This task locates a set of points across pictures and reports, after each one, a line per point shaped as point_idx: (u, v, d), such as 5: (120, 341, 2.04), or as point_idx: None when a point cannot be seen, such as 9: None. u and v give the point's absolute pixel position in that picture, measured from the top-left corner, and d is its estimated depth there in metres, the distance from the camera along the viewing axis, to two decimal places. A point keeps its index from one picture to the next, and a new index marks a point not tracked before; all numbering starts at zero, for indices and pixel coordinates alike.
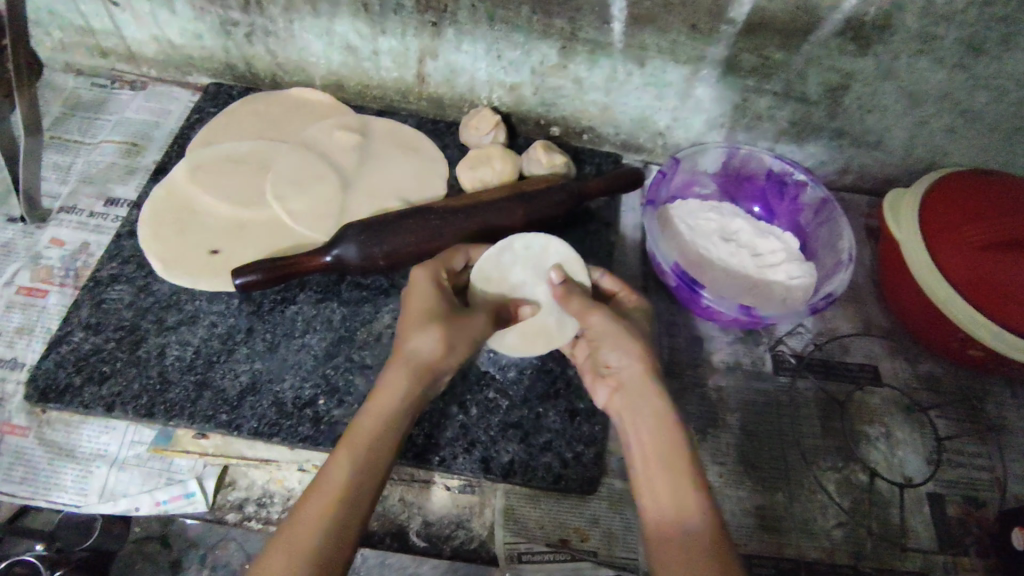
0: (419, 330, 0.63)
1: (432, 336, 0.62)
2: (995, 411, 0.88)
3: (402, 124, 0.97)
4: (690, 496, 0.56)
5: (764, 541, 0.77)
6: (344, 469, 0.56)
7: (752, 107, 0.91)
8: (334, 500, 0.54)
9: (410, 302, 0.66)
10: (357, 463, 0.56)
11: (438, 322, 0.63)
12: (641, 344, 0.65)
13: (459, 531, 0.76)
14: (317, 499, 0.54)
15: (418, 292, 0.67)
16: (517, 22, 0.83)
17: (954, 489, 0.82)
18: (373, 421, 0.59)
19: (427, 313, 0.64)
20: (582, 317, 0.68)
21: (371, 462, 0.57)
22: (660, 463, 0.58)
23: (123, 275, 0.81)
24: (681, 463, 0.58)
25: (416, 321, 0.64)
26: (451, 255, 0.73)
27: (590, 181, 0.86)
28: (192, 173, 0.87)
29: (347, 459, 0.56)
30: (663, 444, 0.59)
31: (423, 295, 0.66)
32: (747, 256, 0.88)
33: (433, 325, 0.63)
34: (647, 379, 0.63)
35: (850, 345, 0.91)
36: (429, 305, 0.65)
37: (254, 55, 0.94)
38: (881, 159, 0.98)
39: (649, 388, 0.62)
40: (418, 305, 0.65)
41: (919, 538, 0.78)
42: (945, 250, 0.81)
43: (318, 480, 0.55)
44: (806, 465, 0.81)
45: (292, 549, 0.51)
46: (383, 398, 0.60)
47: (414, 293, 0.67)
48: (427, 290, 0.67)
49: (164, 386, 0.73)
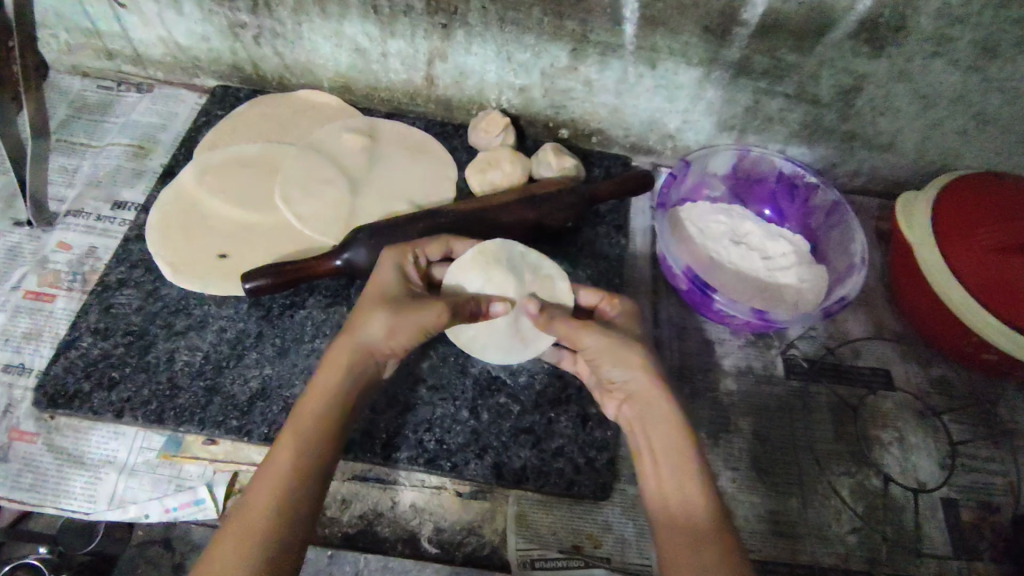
0: (366, 314, 0.62)
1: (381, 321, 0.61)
2: (1007, 414, 0.87)
3: (411, 127, 0.97)
4: (697, 494, 0.56)
5: (778, 547, 0.76)
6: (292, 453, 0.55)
7: (763, 110, 0.91)
8: (280, 481, 0.53)
9: (369, 288, 0.65)
10: (306, 440, 0.56)
11: (389, 309, 0.62)
12: (637, 352, 0.63)
13: (471, 537, 0.74)
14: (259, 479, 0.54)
15: (374, 282, 0.66)
16: (527, 24, 0.83)
17: (968, 494, 0.81)
18: (317, 406, 0.58)
19: (379, 298, 0.64)
20: (574, 338, 0.65)
21: (315, 444, 0.56)
22: (669, 466, 0.58)
23: (132, 279, 0.80)
24: (688, 461, 0.58)
25: (368, 306, 0.63)
26: (427, 245, 0.71)
27: (600, 184, 0.86)
28: (199, 176, 0.86)
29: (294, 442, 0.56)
30: (671, 445, 0.59)
31: (381, 283, 0.65)
32: (757, 260, 0.88)
33: (383, 313, 0.62)
34: (651, 385, 0.61)
35: (861, 349, 0.91)
36: (383, 291, 0.64)
37: (262, 57, 0.94)
38: (892, 161, 0.97)
39: (656, 395, 0.61)
40: (372, 294, 0.64)
41: (934, 543, 0.78)
42: (954, 252, 0.81)
43: (266, 463, 0.55)
44: (819, 471, 0.81)
45: (237, 533, 0.50)
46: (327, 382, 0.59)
47: (371, 281, 0.66)
48: (387, 277, 0.66)
49: (173, 392, 0.73)
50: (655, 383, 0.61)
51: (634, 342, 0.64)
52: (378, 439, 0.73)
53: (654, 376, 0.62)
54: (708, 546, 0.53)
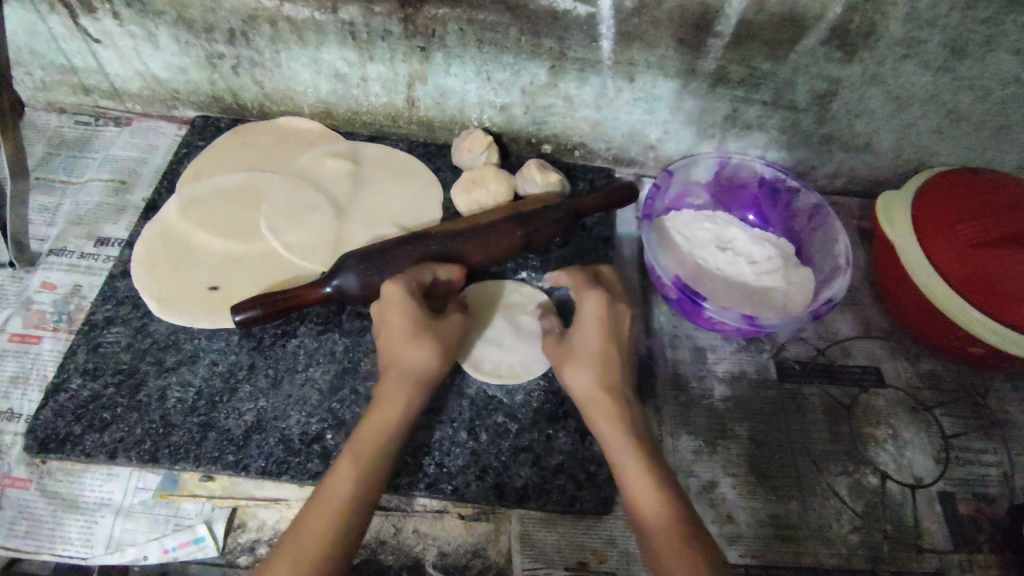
0: (404, 346, 0.66)
1: (427, 350, 0.65)
2: (997, 405, 0.89)
3: (395, 150, 0.97)
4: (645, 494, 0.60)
5: (781, 551, 0.76)
6: (348, 483, 0.58)
7: (742, 117, 0.92)
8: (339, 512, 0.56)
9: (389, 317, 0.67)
10: (363, 472, 0.59)
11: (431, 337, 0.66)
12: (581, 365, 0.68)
13: (476, 560, 0.73)
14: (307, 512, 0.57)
15: (395, 313, 0.67)
16: (505, 44, 0.83)
17: (964, 486, 0.82)
18: (374, 439, 0.61)
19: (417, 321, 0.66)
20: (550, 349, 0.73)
21: (370, 477, 0.59)
22: (633, 478, 0.62)
23: (119, 317, 0.79)
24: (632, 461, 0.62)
25: (402, 337, 0.66)
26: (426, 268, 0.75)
27: (585, 198, 0.87)
28: (183, 209, 0.86)
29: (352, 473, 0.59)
30: (618, 449, 0.64)
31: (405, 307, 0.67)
32: (744, 264, 0.90)
33: (428, 339, 0.66)
34: (596, 393, 0.67)
35: (851, 348, 0.92)
36: (414, 317, 0.66)
37: (240, 86, 0.94)
38: (870, 162, 0.98)
39: (599, 399, 0.66)
40: (402, 316, 0.66)
41: (934, 539, 0.78)
42: (939, 246, 0.83)
43: (323, 492, 0.58)
44: (817, 472, 0.82)
45: (294, 555, 0.54)
46: (384, 412, 0.63)
47: (392, 308, 0.67)
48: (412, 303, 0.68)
49: (167, 430, 0.72)
50: (602, 395, 0.66)
51: (582, 353, 0.68)
52: None
53: (596, 381, 0.67)
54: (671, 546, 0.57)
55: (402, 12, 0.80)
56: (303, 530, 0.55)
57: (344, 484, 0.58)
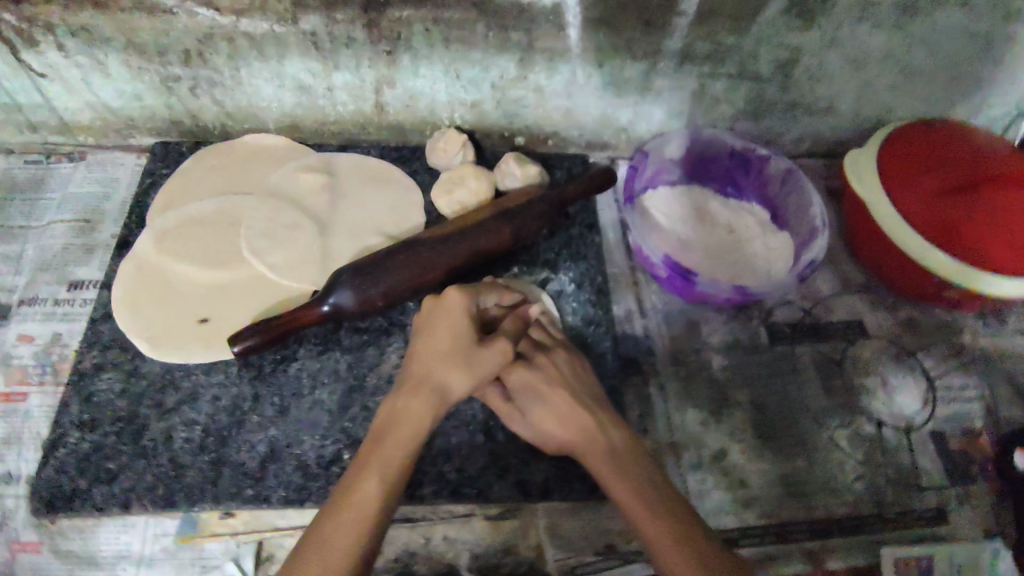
0: (436, 363, 0.67)
1: (463, 376, 0.66)
2: (972, 342, 0.94)
3: (367, 157, 0.95)
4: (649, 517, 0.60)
5: (795, 508, 0.80)
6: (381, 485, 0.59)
7: (709, 92, 0.93)
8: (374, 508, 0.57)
9: (436, 329, 0.68)
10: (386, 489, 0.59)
11: (466, 360, 0.66)
12: (555, 423, 0.69)
13: (508, 558, 0.73)
14: (327, 524, 0.56)
15: (443, 325, 0.68)
16: (472, 40, 0.82)
17: (952, 423, 0.87)
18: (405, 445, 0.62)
19: (456, 344, 0.67)
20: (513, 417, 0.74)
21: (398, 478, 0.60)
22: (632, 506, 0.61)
23: (108, 363, 0.76)
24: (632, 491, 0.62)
25: (442, 353, 0.67)
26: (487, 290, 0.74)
27: (567, 187, 0.88)
28: (158, 242, 0.83)
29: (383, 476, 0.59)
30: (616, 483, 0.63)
31: (451, 324, 0.68)
32: (724, 236, 0.93)
33: (462, 364, 0.66)
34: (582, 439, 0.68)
35: (834, 305, 0.96)
36: (454, 339, 0.67)
37: (200, 107, 0.90)
38: (832, 123, 1.02)
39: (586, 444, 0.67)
40: (445, 335, 0.68)
41: (931, 476, 0.83)
42: (901, 189, 0.88)
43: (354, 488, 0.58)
44: (818, 427, 0.85)
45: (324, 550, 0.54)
46: (414, 418, 0.63)
47: (443, 323, 0.68)
48: (459, 323, 0.68)
49: (179, 471, 0.70)
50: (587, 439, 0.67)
51: (547, 414, 0.70)
52: None
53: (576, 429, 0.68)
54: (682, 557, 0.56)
55: (365, 17, 0.78)
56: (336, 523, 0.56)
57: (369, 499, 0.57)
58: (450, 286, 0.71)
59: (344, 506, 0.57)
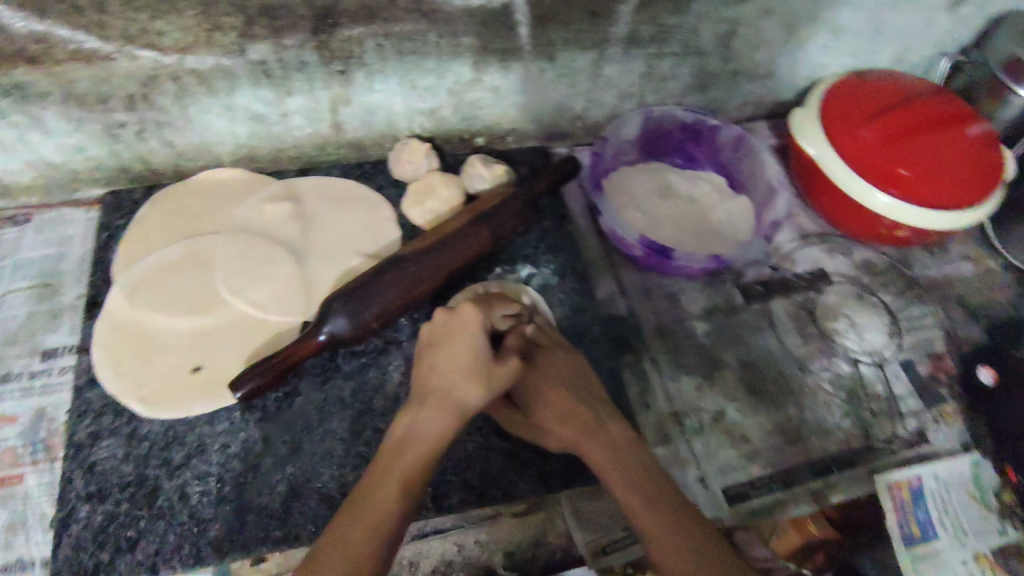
0: (454, 376, 0.69)
1: (479, 391, 0.68)
2: (922, 273, 1.02)
3: (330, 178, 0.94)
4: (649, 504, 0.65)
5: (794, 453, 0.85)
6: (399, 487, 0.63)
7: (656, 71, 0.96)
8: (391, 510, 0.61)
9: (453, 346, 0.70)
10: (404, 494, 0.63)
11: (482, 378, 0.69)
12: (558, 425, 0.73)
13: (540, 549, 0.76)
14: (351, 535, 0.59)
15: (461, 342, 0.70)
16: (425, 50, 0.82)
17: (918, 351, 0.94)
18: (422, 454, 0.66)
19: (472, 362, 0.69)
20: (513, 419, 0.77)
21: (413, 483, 0.64)
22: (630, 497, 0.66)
23: (104, 429, 0.73)
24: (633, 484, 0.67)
25: (458, 370, 0.69)
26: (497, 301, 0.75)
27: (536, 182, 0.89)
28: (131, 296, 0.80)
29: (400, 482, 0.63)
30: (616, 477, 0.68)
31: (466, 343, 0.70)
32: (688, 209, 0.97)
33: (479, 381, 0.69)
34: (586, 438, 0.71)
35: (797, 258, 1.01)
36: (474, 352, 0.70)
37: (149, 151, 0.87)
38: (771, 86, 1.07)
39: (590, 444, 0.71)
40: (462, 353, 0.69)
41: (907, 403, 0.90)
42: (841, 140, 0.94)
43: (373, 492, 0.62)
44: (802, 374, 0.91)
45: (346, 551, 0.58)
46: (432, 431, 0.67)
47: (460, 339, 0.70)
48: (474, 341, 0.70)
49: (202, 526, 0.69)
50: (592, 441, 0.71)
51: (552, 420, 0.73)
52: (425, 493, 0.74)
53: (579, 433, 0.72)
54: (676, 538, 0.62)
55: (315, 40, 0.77)
56: (356, 525, 0.60)
57: (390, 507, 0.61)
58: (464, 304, 0.72)
59: (363, 511, 0.61)
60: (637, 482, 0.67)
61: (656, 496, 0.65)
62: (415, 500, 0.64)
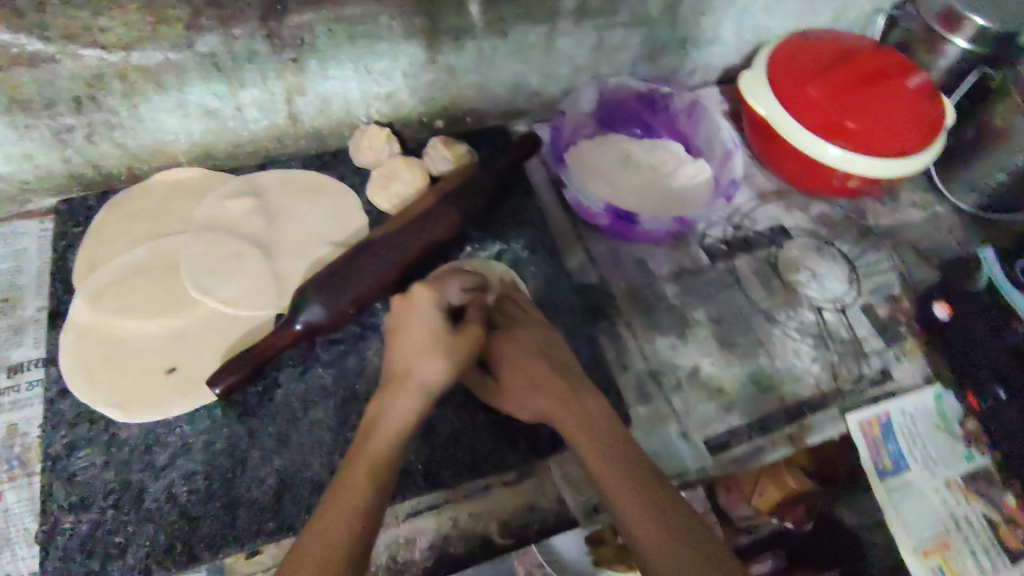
0: (418, 358, 0.70)
1: (438, 365, 0.70)
2: (875, 221, 1.06)
3: (291, 170, 0.93)
4: (615, 473, 0.65)
5: (769, 401, 0.88)
6: (364, 473, 0.63)
7: (608, 43, 0.98)
8: (359, 499, 0.61)
9: (410, 328, 0.71)
10: (371, 481, 0.63)
11: (440, 350, 0.70)
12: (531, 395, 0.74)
13: (534, 513, 0.77)
14: (323, 527, 0.59)
15: (416, 322, 0.71)
16: (377, 33, 0.82)
17: (877, 295, 0.98)
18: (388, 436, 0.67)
19: (429, 337, 0.70)
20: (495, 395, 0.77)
21: (381, 468, 0.64)
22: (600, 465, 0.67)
23: (81, 439, 0.72)
24: (603, 452, 0.68)
25: (415, 348, 0.71)
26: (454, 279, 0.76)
27: (499, 160, 0.90)
28: (96, 303, 0.79)
29: (366, 468, 0.64)
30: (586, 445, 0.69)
31: (422, 321, 0.71)
32: (649, 176, 0.99)
33: (437, 355, 0.70)
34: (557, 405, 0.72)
35: (756, 216, 1.04)
36: (429, 328, 0.71)
37: (101, 154, 0.85)
38: (719, 51, 1.09)
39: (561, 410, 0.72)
40: (419, 332, 0.71)
41: (871, 344, 0.94)
42: (791, 99, 0.97)
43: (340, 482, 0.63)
44: (770, 325, 0.94)
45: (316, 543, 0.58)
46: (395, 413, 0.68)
47: (414, 317, 0.72)
48: (428, 318, 0.71)
49: (193, 524, 0.68)
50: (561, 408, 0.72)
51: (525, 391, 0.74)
52: (416, 472, 0.75)
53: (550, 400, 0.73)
54: (644, 507, 0.62)
55: (265, 28, 0.76)
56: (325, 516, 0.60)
57: (357, 496, 0.61)
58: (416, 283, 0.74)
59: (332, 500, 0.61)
60: (606, 449, 0.68)
61: (624, 465, 0.66)
62: (386, 485, 0.64)
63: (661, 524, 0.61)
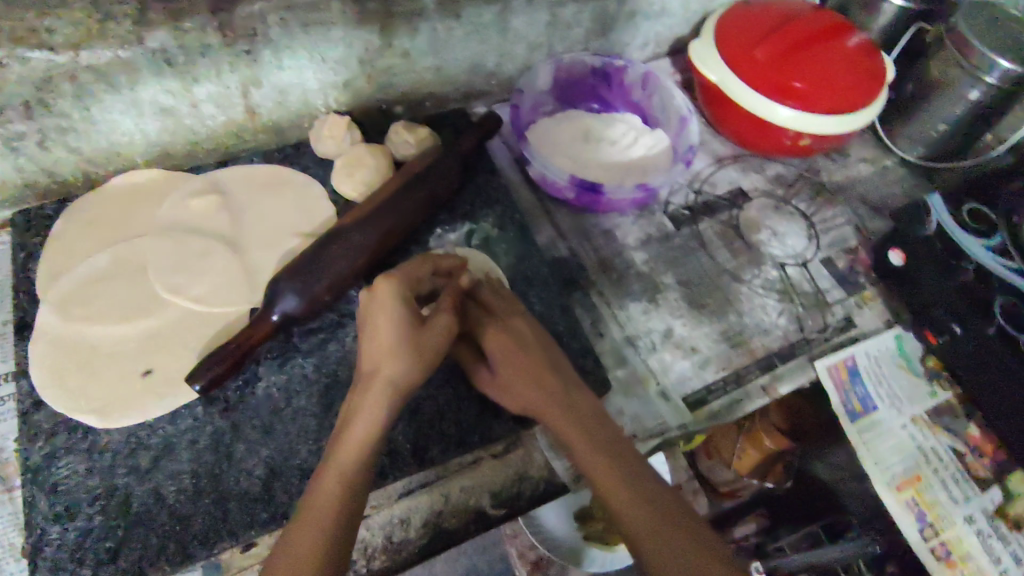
0: (389, 356, 0.69)
1: (409, 363, 0.69)
2: (827, 178, 1.11)
3: (252, 165, 0.93)
4: (594, 459, 0.67)
5: (741, 355, 0.91)
6: (337, 483, 0.63)
7: (560, 19, 0.99)
8: (332, 513, 0.62)
9: (377, 327, 0.70)
10: (345, 493, 0.63)
11: (409, 348, 0.69)
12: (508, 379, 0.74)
13: (524, 483, 0.79)
14: (299, 548, 0.60)
15: (383, 321, 0.70)
16: (331, 20, 0.82)
17: (834, 247, 1.03)
18: (360, 439, 0.66)
19: (397, 336, 0.69)
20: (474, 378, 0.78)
21: (354, 476, 0.64)
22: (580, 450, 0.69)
23: (59, 449, 0.70)
24: (581, 437, 0.69)
25: (384, 346, 0.70)
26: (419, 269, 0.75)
27: (461, 141, 0.91)
28: (63, 312, 0.77)
29: (338, 477, 0.64)
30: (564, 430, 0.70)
31: (387, 320, 0.70)
32: (610, 149, 1.01)
33: (406, 353, 0.69)
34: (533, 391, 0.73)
35: (715, 180, 1.08)
36: (396, 326, 0.70)
37: (54, 161, 0.83)
38: (668, 23, 1.12)
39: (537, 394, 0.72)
40: (387, 330, 0.70)
41: (832, 294, 0.98)
42: (738, 64, 0.99)
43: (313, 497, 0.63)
44: (736, 283, 0.97)
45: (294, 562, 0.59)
46: (367, 415, 0.67)
47: (381, 315, 0.70)
48: (394, 314, 0.70)
49: (185, 522, 0.68)
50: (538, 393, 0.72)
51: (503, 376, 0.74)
52: (406, 452, 0.75)
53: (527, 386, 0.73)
54: (624, 491, 0.64)
55: (216, 20, 0.75)
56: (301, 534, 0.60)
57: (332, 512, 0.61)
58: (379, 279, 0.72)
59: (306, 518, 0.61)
60: (583, 434, 0.69)
61: (602, 450, 0.68)
62: (360, 492, 0.64)
63: (641, 506, 0.63)
